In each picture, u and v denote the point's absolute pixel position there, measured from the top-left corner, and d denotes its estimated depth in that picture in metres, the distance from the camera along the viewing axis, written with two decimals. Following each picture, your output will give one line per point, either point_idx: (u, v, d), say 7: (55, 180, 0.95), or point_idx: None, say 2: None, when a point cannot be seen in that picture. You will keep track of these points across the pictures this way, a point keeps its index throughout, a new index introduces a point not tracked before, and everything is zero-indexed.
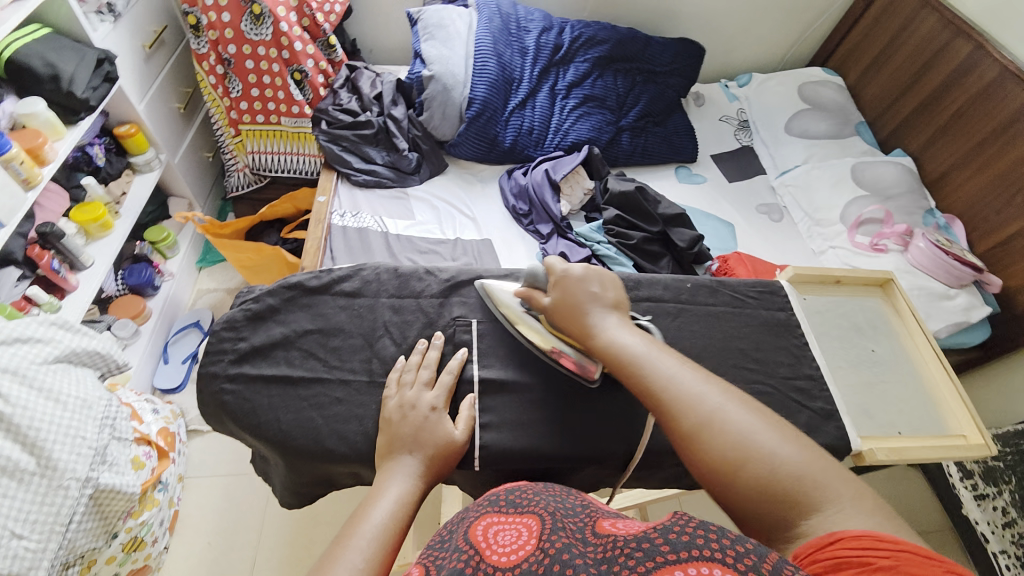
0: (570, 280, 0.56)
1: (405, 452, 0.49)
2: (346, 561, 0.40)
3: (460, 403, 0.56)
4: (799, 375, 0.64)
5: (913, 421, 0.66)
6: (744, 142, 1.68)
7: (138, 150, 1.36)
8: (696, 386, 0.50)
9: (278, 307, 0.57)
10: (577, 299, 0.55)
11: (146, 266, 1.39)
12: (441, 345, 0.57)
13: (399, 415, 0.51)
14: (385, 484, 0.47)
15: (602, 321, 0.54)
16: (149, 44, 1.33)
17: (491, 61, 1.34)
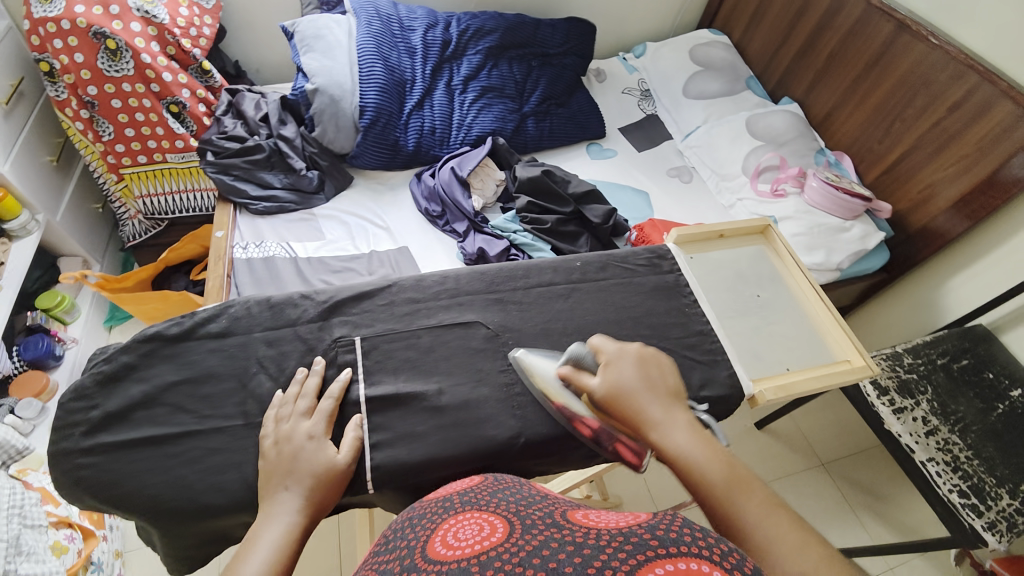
0: (623, 366, 0.53)
1: (281, 489, 0.46)
2: None
3: (346, 425, 0.53)
4: (689, 333, 0.67)
5: (800, 357, 0.70)
6: (648, 111, 1.73)
7: (12, 217, 1.22)
8: (754, 515, 0.42)
9: (137, 363, 0.53)
10: (632, 394, 0.51)
11: (41, 337, 1.27)
12: (321, 370, 0.55)
13: (274, 451, 0.48)
14: (261, 530, 0.43)
15: (658, 425, 0.49)
16: (6, 100, 1.19)
17: (378, 66, 1.30)
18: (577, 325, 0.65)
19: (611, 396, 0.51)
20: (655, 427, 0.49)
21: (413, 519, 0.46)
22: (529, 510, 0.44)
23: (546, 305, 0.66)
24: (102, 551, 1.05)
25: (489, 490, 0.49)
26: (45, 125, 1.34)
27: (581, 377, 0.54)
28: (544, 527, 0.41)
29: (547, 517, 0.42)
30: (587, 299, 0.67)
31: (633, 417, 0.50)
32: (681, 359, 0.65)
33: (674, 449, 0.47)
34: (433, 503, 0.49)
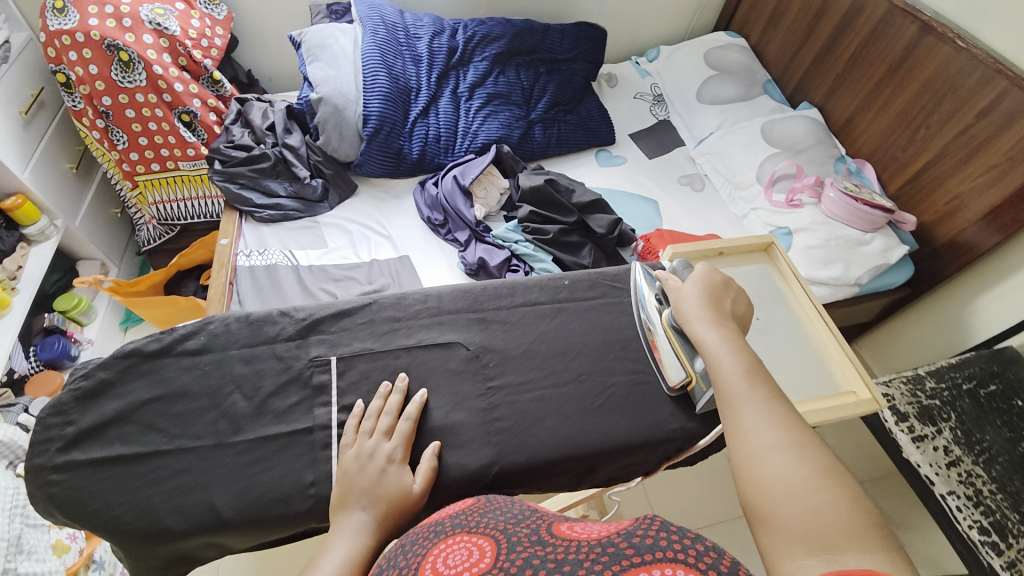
0: (694, 284, 0.59)
1: (358, 507, 0.47)
2: None
3: (423, 451, 0.54)
4: None
5: (799, 385, 0.68)
6: (660, 116, 1.68)
7: (30, 222, 1.26)
8: (765, 419, 0.48)
9: (114, 379, 0.53)
10: (690, 302, 0.58)
11: (58, 338, 1.31)
12: (404, 388, 0.56)
13: (356, 465, 0.50)
14: (332, 543, 0.45)
15: (703, 326, 0.55)
16: (26, 110, 1.24)
17: (382, 74, 1.30)
18: (561, 348, 0.62)
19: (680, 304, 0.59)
20: (700, 328, 0.55)
21: (405, 546, 0.44)
22: (517, 527, 0.43)
23: (530, 326, 0.64)
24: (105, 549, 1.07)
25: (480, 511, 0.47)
26: (65, 133, 1.39)
27: (669, 282, 0.62)
28: (529, 543, 0.40)
29: (533, 534, 0.42)
30: (574, 320, 0.65)
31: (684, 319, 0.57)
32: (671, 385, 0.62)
33: (713, 348, 0.54)
34: (427, 528, 0.47)
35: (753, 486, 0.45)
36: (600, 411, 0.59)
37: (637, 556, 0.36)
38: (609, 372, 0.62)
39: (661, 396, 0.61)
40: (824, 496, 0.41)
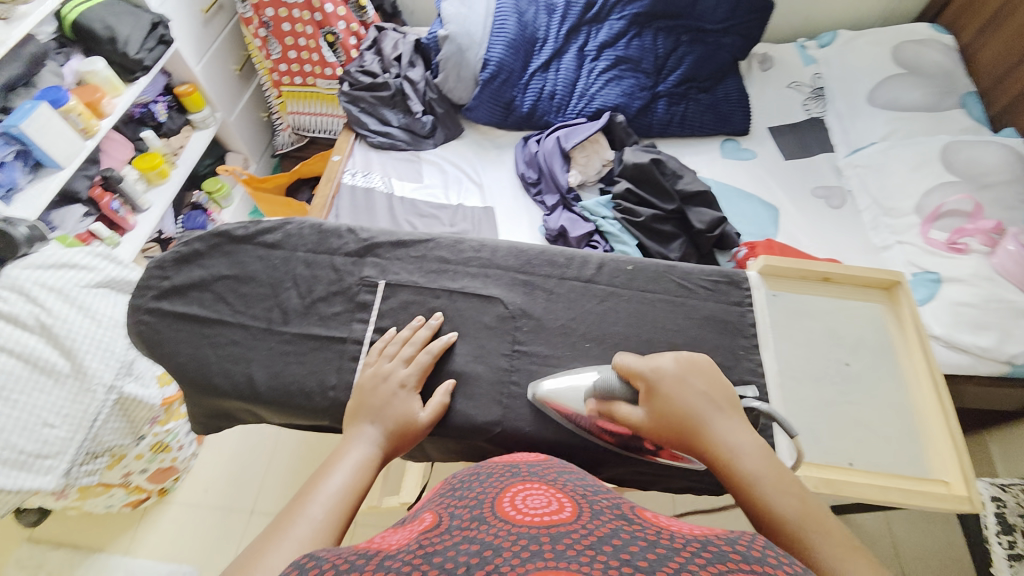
0: (679, 389, 0.50)
1: (367, 422, 0.50)
2: (307, 513, 0.43)
3: (436, 388, 0.55)
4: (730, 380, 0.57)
5: (872, 455, 0.58)
6: (814, 113, 1.44)
7: (195, 109, 1.49)
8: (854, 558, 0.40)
9: (204, 252, 0.61)
10: (691, 406, 0.49)
11: (200, 214, 1.56)
12: (436, 326, 0.57)
13: (371, 384, 0.52)
14: (347, 448, 0.49)
15: (728, 438, 0.48)
16: (206, 9, 1.44)
17: (511, 20, 1.28)
18: (599, 335, 0.58)
19: (672, 422, 0.49)
20: (728, 440, 0.48)
21: (482, 475, 0.48)
22: (595, 498, 0.43)
23: (575, 304, 0.60)
24: None
25: (558, 472, 0.49)
26: (235, 37, 1.60)
27: (617, 409, 0.50)
28: (612, 516, 0.39)
29: (614, 508, 0.41)
30: (625, 308, 0.60)
31: (689, 427, 0.49)
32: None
33: (748, 468, 0.47)
34: (504, 465, 0.50)
35: None
36: None
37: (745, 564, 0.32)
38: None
39: None
40: None
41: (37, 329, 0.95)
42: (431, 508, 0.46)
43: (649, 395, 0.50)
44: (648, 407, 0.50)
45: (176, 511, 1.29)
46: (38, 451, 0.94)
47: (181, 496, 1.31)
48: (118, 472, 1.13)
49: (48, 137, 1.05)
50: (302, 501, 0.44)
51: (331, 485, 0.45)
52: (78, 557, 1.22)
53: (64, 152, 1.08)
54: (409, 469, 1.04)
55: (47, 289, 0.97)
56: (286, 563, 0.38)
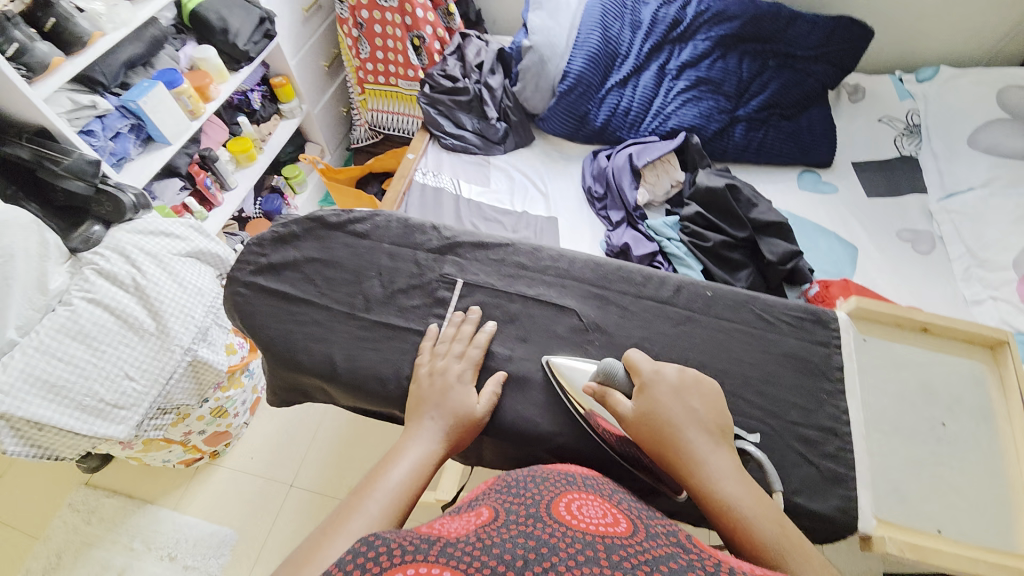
0: (667, 398, 0.50)
1: (427, 417, 0.52)
2: (367, 506, 0.43)
3: (487, 380, 0.56)
4: (811, 424, 0.54)
5: (960, 522, 0.53)
6: (906, 151, 1.35)
7: (286, 100, 1.59)
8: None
9: (300, 235, 0.65)
10: (672, 420, 0.48)
11: (277, 197, 1.65)
12: (477, 320, 0.59)
13: (429, 379, 0.54)
14: (407, 443, 0.50)
15: (707, 458, 0.47)
16: (307, 8, 1.55)
17: (596, 34, 1.28)
18: (674, 359, 0.57)
19: (651, 429, 0.48)
20: (708, 459, 0.47)
21: (537, 477, 0.49)
22: (651, 521, 0.43)
23: (650, 326, 0.59)
24: (256, 365, 1.35)
25: (615, 487, 0.49)
26: (327, 35, 1.70)
27: (613, 395, 0.51)
28: (668, 542, 0.39)
29: (670, 534, 0.41)
30: (701, 335, 0.59)
31: (666, 442, 0.47)
32: (788, 447, 0.53)
33: (724, 491, 0.45)
34: (559, 473, 0.49)
35: None
36: None
37: None
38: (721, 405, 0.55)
39: (771, 455, 0.52)
40: None
41: (131, 288, 1.01)
42: (489, 500, 0.45)
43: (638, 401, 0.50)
44: (636, 403, 0.50)
45: (226, 475, 1.36)
46: (115, 401, 0.97)
47: (231, 461, 1.39)
48: (181, 430, 1.19)
49: (160, 115, 1.13)
50: (365, 494, 0.45)
51: (393, 479, 0.46)
52: (134, 505, 1.31)
53: (172, 130, 1.17)
54: (449, 465, 1.05)
55: (144, 252, 1.04)
56: (351, 552, 0.39)
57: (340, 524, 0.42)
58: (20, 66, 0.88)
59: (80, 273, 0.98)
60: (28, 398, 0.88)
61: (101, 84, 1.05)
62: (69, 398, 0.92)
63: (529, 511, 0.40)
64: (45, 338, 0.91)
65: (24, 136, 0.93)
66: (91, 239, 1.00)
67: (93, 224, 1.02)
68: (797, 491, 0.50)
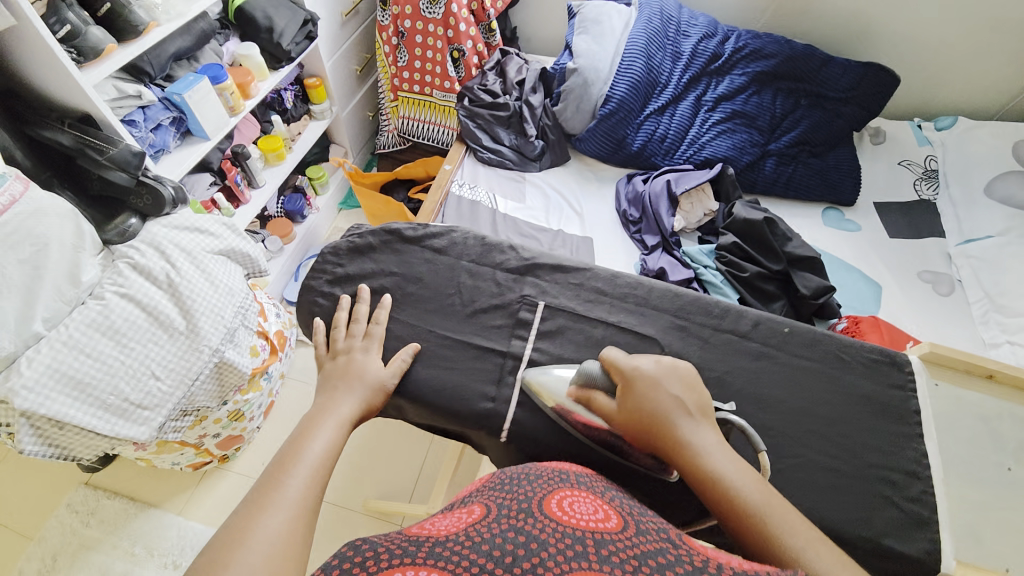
0: (654, 381, 0.52)
1: (337, 391, 0.56)
2: (289, 485, 0.46)
3: (393, 355, 0.62)
4: (896, 467, 0.55)
5: None
6: (925, 195, 1.40)
7: (318, 102, 1.58)
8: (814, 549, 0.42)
9: (376, 247, 0.69)
10: (659, 404, 0.50)
11: (300, 198, 1.63)
12: (375, 301, 0.64)
13: (338, 362, 0.59)
14: (323, 420, 0.53)
15: (693, 437, 0.49)
16: (346, 12, 1.55)
17: (640, 62, 1.31)
18: (756, 395, 0.58)
19: (640, 411, 0.51)
20: (693, 437, 0.49)
21: (529, 472, 0.51)
22: (643, 517, 0.45)
23: (728, 361, 0.59)
24: (274, 369, 1.31)
25: (605, 483, 0.51)
26: (362, 40, 1.70)
27: (596, 395, 0.54)
28: (655, 537, 0.41)
29: (660, 531, 0.43)
30: (777, 373, 0.59)
31: (654, 424, 0.50)
32: (875, 491, 0.54)
33: (711, 465, 0.47)
34: (552, 471, 0.52)
35: None
36: (778, 475, 0.54)
37: None
38: (802, 443, 0.56)
39: (855, 497, 0.53)
40: None
41: (164, 285, 0.97)
42: (481, 497, 0.48)
43: (625, 390, 0.53)
44: (622, 393, 0.52)
45: (233, 480, 1.32)
46: (139, 401, 0.93)
47: (240, 466, 1.34)
48: (196, 432, 1.15)
49: (202, 110, 1.11)
50: (287, 469, 0.47)
51: (313, 453, 0.49)
52: (135, 509, 1.25)
53: (212, 125, 1.15)
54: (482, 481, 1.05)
55: (178, 248, 1.01)
56: (279, 530, 0.42)
57: (264, 501, 0.44)
58: (71, 49, 0.84)
59: (113, 267, 0.95)
60: (52, 395, 0.83)
61: (148, 74, 1.03)
62: (93, 396, 0.87)
63: (519, 508, 0.43)
64: (74, 333, 0.86)
65: (66, 122, 0.91)
66: (127, 231, 0.98)
67: (130, 217, 0.99)
68: (882, 535, 0.51)
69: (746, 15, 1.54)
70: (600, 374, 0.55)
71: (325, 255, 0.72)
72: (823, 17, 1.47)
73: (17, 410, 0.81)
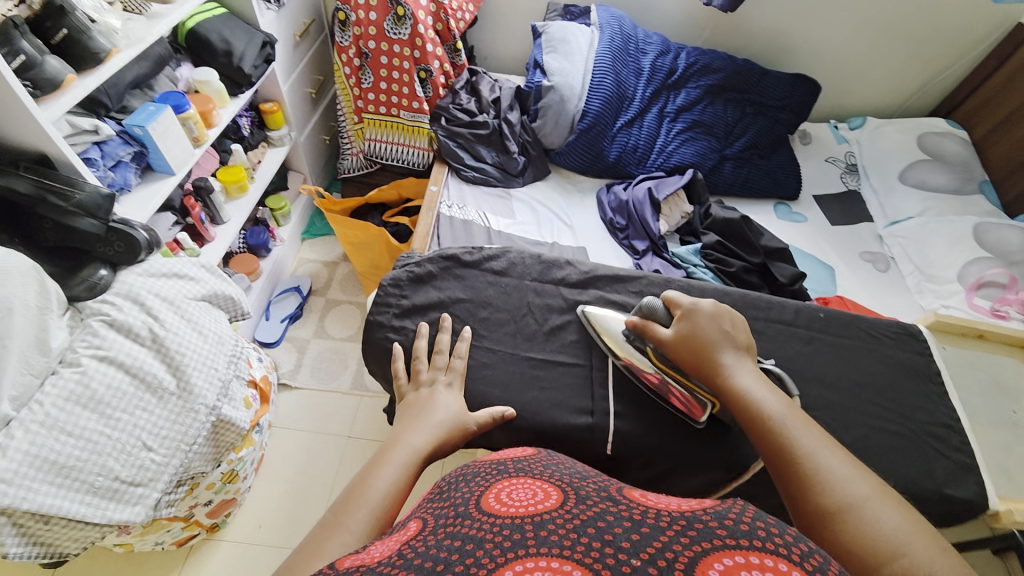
0: (705, 318, 0.69)
1: (403, 428, 0.61)
2: (351, 523, 0.47)
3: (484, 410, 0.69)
4: (937, 422, 0.71)
5: None
6: (851, 185, 1.62)
7: (276, 127, 1.48)
8: (811, 440, 0.54)
9: (436, 274, 0.84)
10: (708, 335, 0.67)
11: (264, 230, 1.52)
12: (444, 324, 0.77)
13: (413, 396, 0.67)
14: (388, 457, 0.55)
15: (732, 364, 0.64)
16: (299, 34, 1.46)
17: (609, 78, 1.39)
18: (817, 375, 0.72)
19: (685, 337, 0.68)
20: (736, 369, 0.63)
21: (469, 476, 0.52)
22: (584, 484, 0.45)
23: (787, 346, 0.74)
24: (265, 420, 1.21)
25: (544, 464, 0.52)
26: (315, 61, 1.63)
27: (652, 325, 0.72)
28: (599, 499, 0.40)
29: (603, 491, 0.42)
30: (827, 350, 0.75)
31: (703, 348, 0.66)
32: (927, 444, 0.69)
33: (741, 381, 0.62)
34: (490, 465, 0.53)
35: (821, 502, 0.48)
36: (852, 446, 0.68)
37: (731, 536, 0.33)
38: (862, 412, 0.71)
39: (913, 456, 0.68)
40: (889, 512, 0.45)
41: (148, 342, 0.86)
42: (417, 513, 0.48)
43: (681, 321, 0.70)
44: (676, 326, 0.70)
45: (228, 550, 1.18)
46: (132, 478, 0.81)
47: (233, 532, 1.20)
48: (188, 504, 1.02)
49: (167, 142, 1.01)
50: (355, 501, 0.49)
51: (381, 485, 0.51)
52: None
53: (178, 158, 1.04)
54: None
55: (157, 297, 0.89)
56: None
57: (322, 545, 0.44)
58: (26, 82, 0.75)
59: (85, 327, 0.83)
60: (34, 484, 0.70)
61: (105, 105, 0.94)
62: (79, 480, 0.75)
63: (458, 511, 0.42)
64: (52, 410, 0.74)
65: (21, 164, 0.81)
66: (97, 285, 0.85)
67: (100, 268, 0.87)
68: (948, 483, 0.66)
69: (688, 34, 1.69)
70: (660, 310, 0.73)
71: (385, 286, 0.84)
72: (753, 35, 1.66)
73: None
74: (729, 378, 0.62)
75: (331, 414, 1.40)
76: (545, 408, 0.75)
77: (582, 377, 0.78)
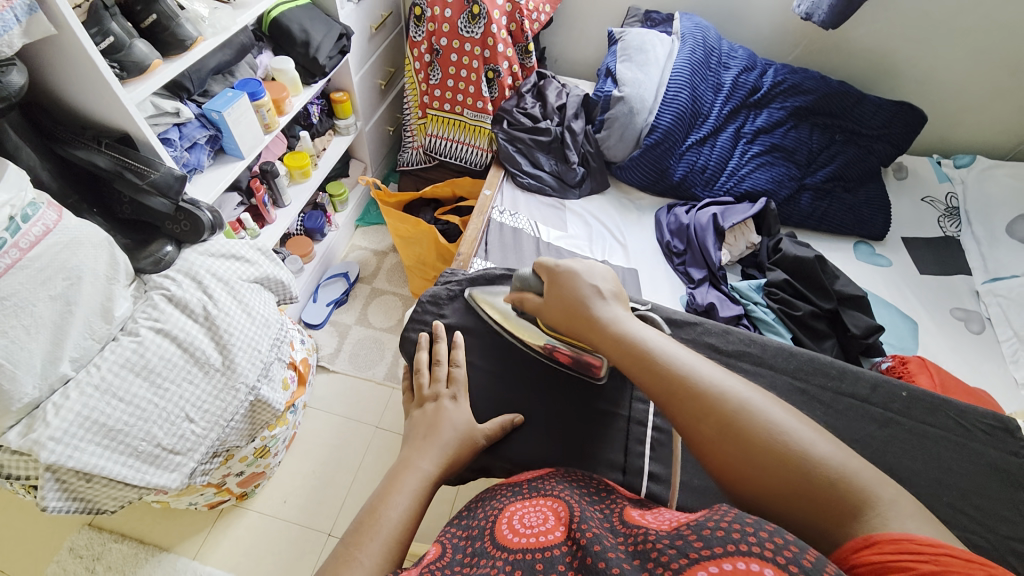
0: (570, 275, 0.70)
1: (410, 448, 0.62)
2: (363, 557, 0.48)
3: (497, 420, 0.72)
4: (1020, 539, 0.64)
5: None
6: (949, 231, 1.43)
7: (344, 116, 1.51)
8: (688, 359, 0.57)
9: (475, 295, 0.85)
10: (577, 290, 0.68)
11: (321, 215, 1.56)
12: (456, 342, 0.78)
13: (430, 412, 0.67)
14: (400, 484, 0.56)
15: (603, 311, 0.65)
16: (375, 26, 1.48)
17: (685, 93, 1.31)
18: (887, 465, 0.67)
19: (559, 300, 0.69)
20: (607, 316, 0.64)
21: (489, 502, 0.54)
22: (595, 509, 0.49)
23: (856, 423, 0.71)
24: (300, 401, 1.25)
25: (557, 484, 0.55)
26: (388, 53, 1.65)
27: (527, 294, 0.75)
28: (601, 526, 0.44)
29: (608, 520, 0.46)
30: (903, 437, 0.70)
31: (575, 304, 0.67)
32: (1007, 563, 0.63)
33: (618, 327, 0.63)
34: (506, 488, 0.56)
35: (711, 420, 0.51)
36: None
37: (706, 549, 0.35)
38: (938, 517, 0.65)
39: None
40: (757, 402, 0.51)
41: (201, 319, 0.89)
42: (439, 536, 0.49)
43: (552, 283, 0.72)
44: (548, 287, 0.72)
45: (252, 519, 1.23)
46: (172, 445, 0.85)
47: (260, 503, 1.25)
48: (221, 472, 1.07)
49: (240, 128, 1.05)
50: (367, 534, 0.50)
51: (393, 520, 0.52)
52: (146, 553, 1.15)
53: (248, 145, 1.08)
54: None
55: (213, 277, 0.93)
56: None
57: None
58: (114, 63, 0.81)
59: (147, 299, 0.88)
60: (82, 444, 0.75)
61: (187, 90, 1.00)
62: (124, 444, 0.79)
63: (475, 551, 0.44)
64: (107, 375, 0.79)
65: (103, 142, 0.86)
66: (162, 260, 0.91)
67: (165, 245, 0.93)
68: None
69: (778, 49, 1.57)
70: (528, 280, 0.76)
71: (424, 302, 0.86)
72: (854, 54, 1.50)
73: (42, 464, 0.73)
74: (604, 325, 0.64)
75: (363, 403, 1.43)
76: (577, 450, 0.72)
77: (619, 421, 0.74)
